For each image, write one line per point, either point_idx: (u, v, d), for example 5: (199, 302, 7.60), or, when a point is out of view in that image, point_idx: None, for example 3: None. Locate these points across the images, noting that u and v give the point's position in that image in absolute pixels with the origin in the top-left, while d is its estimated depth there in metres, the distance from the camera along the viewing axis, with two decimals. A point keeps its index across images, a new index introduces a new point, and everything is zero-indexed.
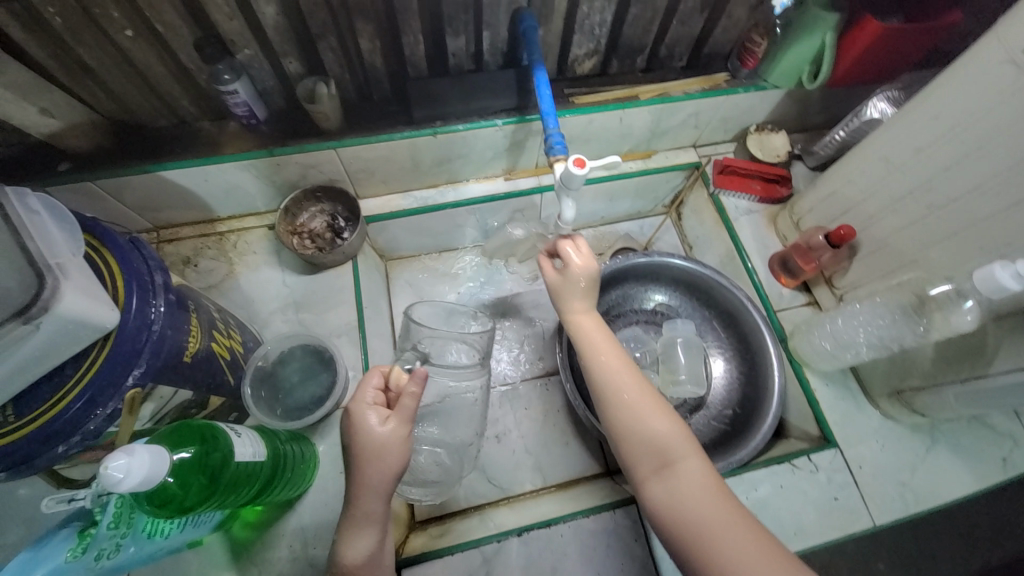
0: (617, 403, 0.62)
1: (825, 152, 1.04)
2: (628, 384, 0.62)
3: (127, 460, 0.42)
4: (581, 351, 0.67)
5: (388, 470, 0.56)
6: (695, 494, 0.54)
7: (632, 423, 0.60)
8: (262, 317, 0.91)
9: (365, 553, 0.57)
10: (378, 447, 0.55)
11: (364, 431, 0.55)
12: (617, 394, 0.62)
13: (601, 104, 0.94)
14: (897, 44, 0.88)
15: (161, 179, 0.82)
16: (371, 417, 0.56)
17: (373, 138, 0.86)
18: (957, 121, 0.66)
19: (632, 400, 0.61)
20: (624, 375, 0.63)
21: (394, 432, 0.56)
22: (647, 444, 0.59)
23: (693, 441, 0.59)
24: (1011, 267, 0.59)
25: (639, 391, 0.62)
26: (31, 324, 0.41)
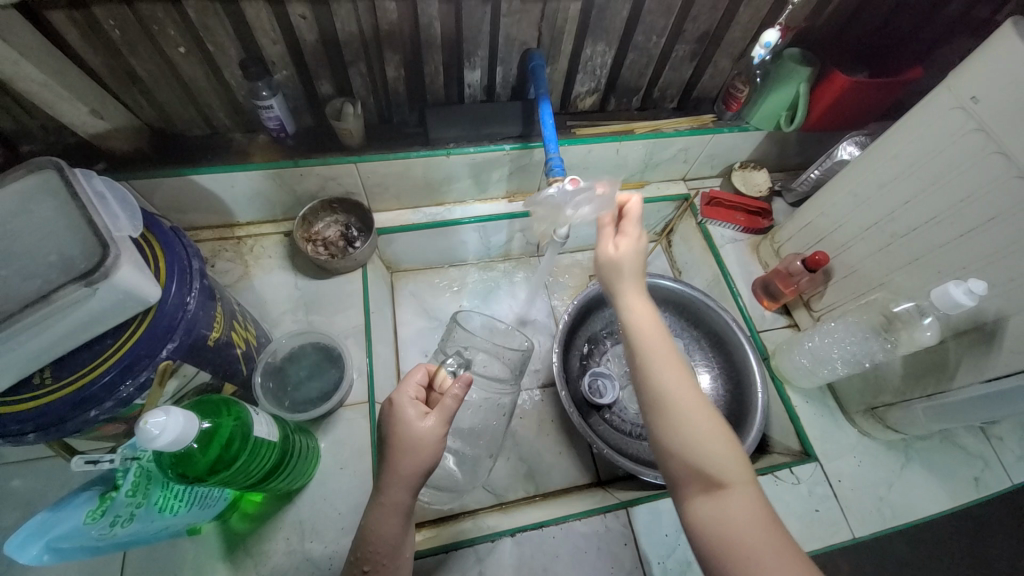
0: (670, 413, 0.59)
1: (802, 189, 1.14)
2: (684, 395, 0.59)
3: (165, 418, 0.46)
4: (635, 346, 0.64)
5: (422, 465, 0.57)
6: (748, 524, 0.51)
7: (684, 434, 0.57)
8: (272, 317, 0.95)
9: (388, 547, 0.58)
10: (416, 440, 0.57)
11: (404, 421, 0.58)
12: (672, 400, 0.59)
13: (600, 135, 1.03)
14: (862, 96, 1.00)
15: (192, 182, 0.88)
16: (411, 411, 0.59)
17: (392, 156, 0.94)
18: (914, 160, 0.76)
19: (687, 411, 0.58)
20: (678, 382, 0.60)
21: (431, 429, 0.58)
22: (698, 460, 0.56)
23: (748, 468, 0.56)
24: (963, 285, 0.66)
25: (696, 403, 0.59)
26: (91, 288, 0.46)
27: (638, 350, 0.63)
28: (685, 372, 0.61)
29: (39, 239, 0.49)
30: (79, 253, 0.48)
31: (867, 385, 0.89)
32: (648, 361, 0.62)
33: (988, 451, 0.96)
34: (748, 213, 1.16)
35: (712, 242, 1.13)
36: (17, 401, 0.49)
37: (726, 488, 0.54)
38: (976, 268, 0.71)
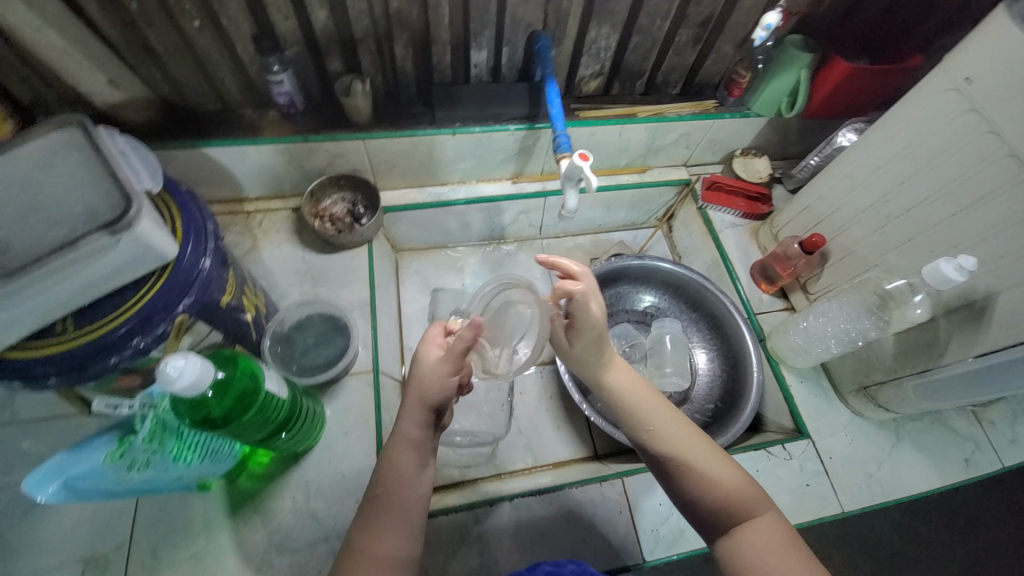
0: (680, 464, 0.63)
1: (802, 175, 1.15)
2: (686, 442, 0.64)
3: (184, 362, 0.48)
4: (627, 411, 0.68)
5: (432, 397, 0.59)
6: (773, 554, 0.55)
7: (698, 479, 0.61)
8: (280, 289, 0.98)
9: (402, 482, 0.58)
10: (432, 370, 0.59)
11: (424, 354, 0.61)
12: (677, 452, 0.63)
13: (603, 118, 1.05)
14: (863, 83, 1.01)
15: (204, 155, 0.90)
16: (431, 348, 0.61)
17: (399, 133, 0.96)
18: (910, 142, 0.77)
19: (693, 457, 0.62)
20: (677, 429, 0.65)
21: (433, 368, 0.59)
22: (716, 498, 0.60)
23: (763, 495, 0.61)
24: (954, 262, 0.68)
25: (697, 448, 0.63)
26: (115, 237, 0.48)
27: (635, 418, 0.67)
28: (681, 421, 0.66)
29: (66, 193, 0.52)
30: (105, 207, 0.50)
31: (869, 358, 0.89)
32: (647, 426, 0.66)
33: (979, 433, 0.98)
34: (747, 199, 1.18)
35: (712, 226, 1.15)
36: (41, 346, 0.52)
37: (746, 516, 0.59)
38: (967, 247, 0.73)
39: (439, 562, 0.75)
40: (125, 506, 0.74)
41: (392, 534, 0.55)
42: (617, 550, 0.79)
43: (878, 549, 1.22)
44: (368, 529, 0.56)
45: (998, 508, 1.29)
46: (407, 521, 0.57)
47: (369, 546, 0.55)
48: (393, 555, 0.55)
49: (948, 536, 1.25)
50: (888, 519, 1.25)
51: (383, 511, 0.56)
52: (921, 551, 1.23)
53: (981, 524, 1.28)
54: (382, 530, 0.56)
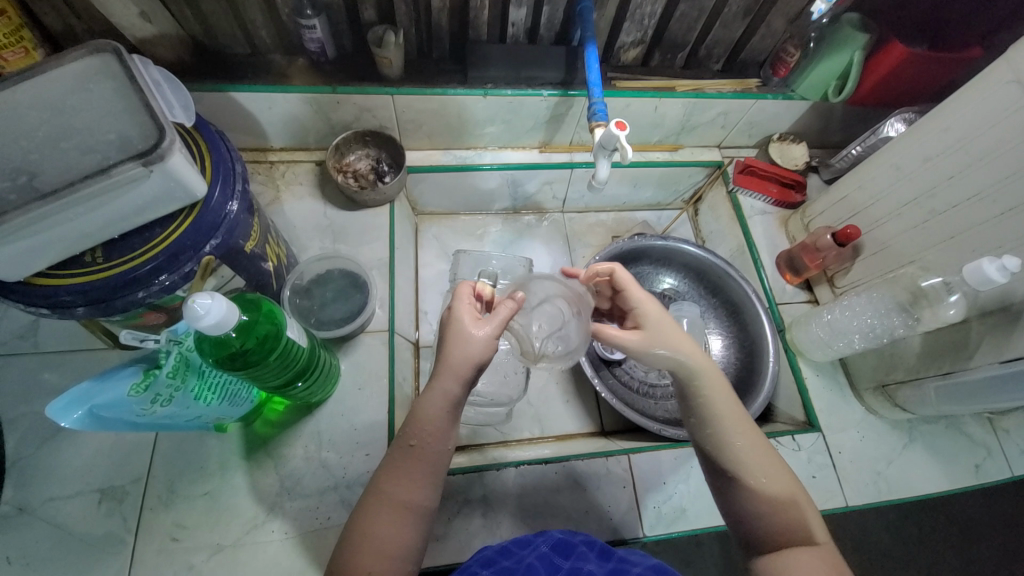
0: (734, 475, 0.60)
1: (840, 166, 1.11)
2: (746, 460, 0.60)
3: (210, 301, 0.48)
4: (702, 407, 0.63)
5: (476, 356, 0.60)
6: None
7: (749, 496, 0.59)
8: (300, 242, 0.97)
9: (427, 434, 0.58)
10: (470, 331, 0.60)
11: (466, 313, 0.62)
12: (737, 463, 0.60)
13: (640, 90, 1.01)
14: (918, 71, 0.96)
15: (231, 100, 0.89)
16: (467, 311, 0.62)
17: (428, 91, 0.93)
18: (965, 134, 0.73)
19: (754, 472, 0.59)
20: (744, 438, 0.61)
21: (481, 330, 0.61)
22: (763, 517, 0.58)
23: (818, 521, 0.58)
24: (997, 262, 0.66)
25: (757, 464, 0.59)
26: (148, 168, 0.48)
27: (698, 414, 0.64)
28: (751, 434, 0.61)
29: (99, 120, 0.51)
30: (138, 137, 0.50)
31: (892, 359, 0.87)
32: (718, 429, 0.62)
33: (993, 441, 0.96)
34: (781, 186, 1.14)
35: (742, 211, 1.12)
36: (70, 275, 0.52)
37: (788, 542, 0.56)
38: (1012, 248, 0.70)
39: (444, 519, 0.77)
40: (143, 441, 0.76)
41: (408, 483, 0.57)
42: (617, 524, 0.80)
43: (872, 546, 1.23)
44: (388, 472, 0.58)
45: (998, 517, 1.29)
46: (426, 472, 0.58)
47: (387, 487, 0.57)
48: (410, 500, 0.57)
49: (944, 540, 1.26)
50: (886, 519, 1.26)
51: (404, 458, 0.58)
52: (913, 550, 1.24)
53: (978, 530, 1.28)
54: (402, 478, 0.57)
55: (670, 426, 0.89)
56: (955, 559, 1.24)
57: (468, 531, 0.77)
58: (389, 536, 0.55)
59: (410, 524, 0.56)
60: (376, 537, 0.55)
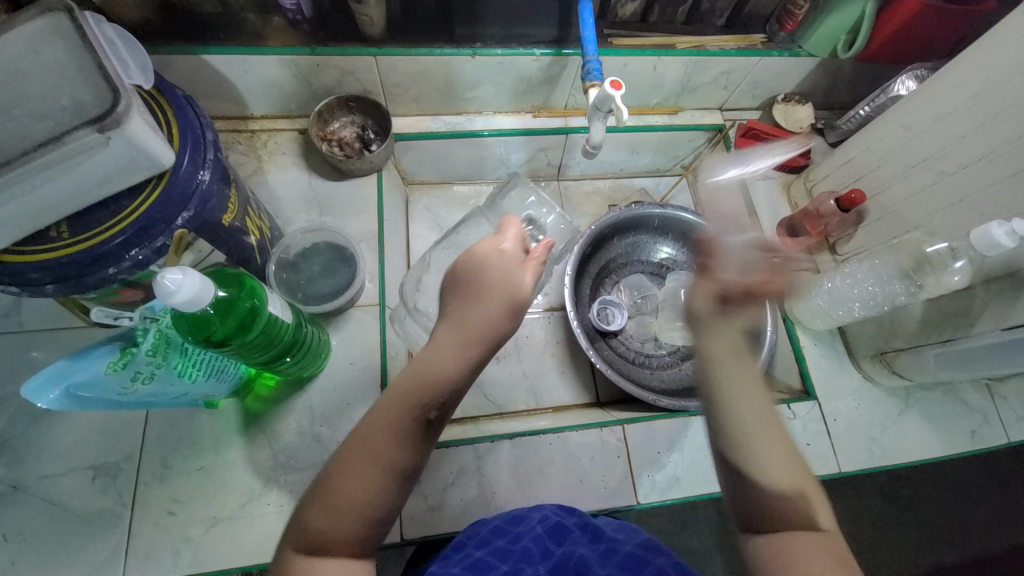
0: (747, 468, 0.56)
1: (847, 127, 1.05)
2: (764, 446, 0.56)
3: (180, 277, 0.46)
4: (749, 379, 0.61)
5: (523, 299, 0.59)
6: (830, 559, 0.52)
7: (767, 485, 0.55)
8: (286, 215, 0.94)
9: (424, 387, 0.53)
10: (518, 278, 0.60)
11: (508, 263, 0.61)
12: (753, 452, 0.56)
13: (638, 47, 0.95)
14: (933, 23, 0.90)
15: (204, 63, 0.83)
16: (509, 264, 0.60)
17: (413, 51, 0.88)
18: (982, 90, 0.69)
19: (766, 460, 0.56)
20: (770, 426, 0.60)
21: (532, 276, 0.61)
22: (774, 500, 0.55)
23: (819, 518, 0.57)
24: (1006, 225, 0.63)
25: (775, 450, 0.56)
26: (104, 135, 0.45)
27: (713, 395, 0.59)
28: (770, 423, 0.57)
29: (49, 83, 0.48)
30: (92, 101, 0.47)
31: (895, 329, 0.86)
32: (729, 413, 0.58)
33: (990, 407, 0.96)
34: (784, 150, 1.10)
35: (744, 177, 1.08)
36: (35, 251, 0.50)
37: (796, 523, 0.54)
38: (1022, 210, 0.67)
39: (439, 490, 0.78)
40: (134, 418, 0.76)
41: (394, 436, 0.52)
42: (610, 493, 0.81)
43: (863, 509, 1.26)
44: (373, 422, 0.53)
45: (989, 480, 1.31)
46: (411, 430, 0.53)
47: (370, 436, 0.52)
48: (392, 457, 0.52)
49: (933, 504, 1.28)
50: (876, 483, 1.28)
51: (393, 409, 0.53)
52: (902, 513, 1.27)
53: (968, 493, 1.30)
54: (388, 432, 0.52)
55: (665, 397, 0.89)
56: (944, 521, 1.27)
57: (463, 502, 0.78)
58: (365, 487, 0.51)
59: (388, 482, 0.52)
60: (350, 486, 0.51)
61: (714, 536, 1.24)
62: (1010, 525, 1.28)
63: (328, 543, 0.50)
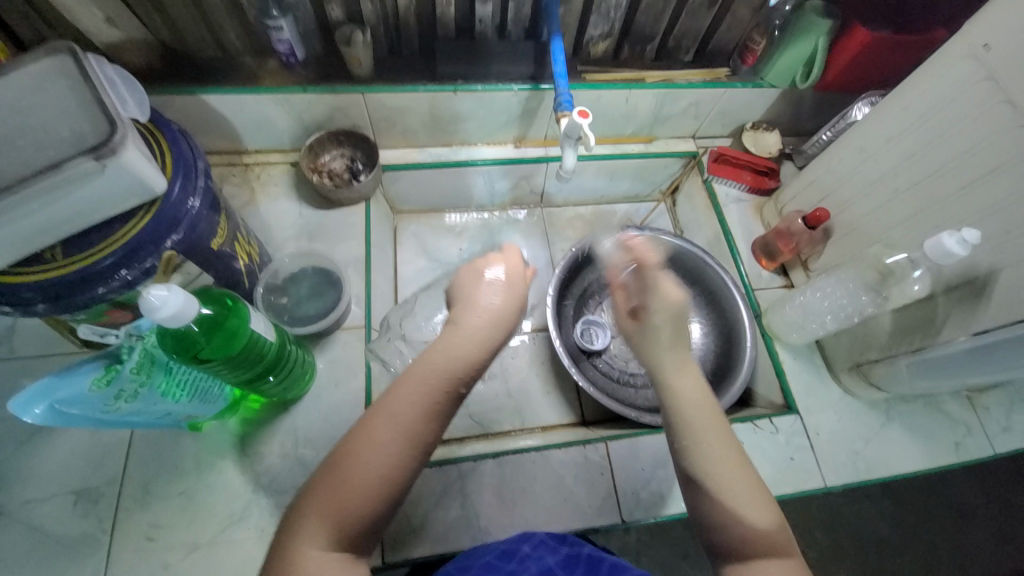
0: (700, 496, 0.56)
1: (812, 151, 1.12)
2: (726, 473, 0.56)
3: (166, 292, 0.49)
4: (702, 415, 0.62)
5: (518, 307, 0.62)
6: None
7: (723, 513, 0.55)
8: (276, 242, 0.98)
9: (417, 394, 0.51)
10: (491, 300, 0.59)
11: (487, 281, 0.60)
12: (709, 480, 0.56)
13: (610, 82, 1.02)
14: (882, 55, 0.97)
15: (202, 102, 0.89)
16: (490, 288, 0.60)
17: (399, 88, 0.94)
18: (925, 112, 0.74)
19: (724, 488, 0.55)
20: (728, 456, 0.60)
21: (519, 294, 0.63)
22: (732, 528, 0.54)
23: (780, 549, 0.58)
24: (957, 235, 0.67)
25: (734, 476, 0.56)
26: (100, 162, 0.49)
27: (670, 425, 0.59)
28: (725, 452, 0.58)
29: (53, 117, 0.52)
30: (91, 133, 0.51)
31: (871, 343, 0.87)
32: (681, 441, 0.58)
33: (973, 419, 0.96)
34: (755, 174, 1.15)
35: (717, 200, 1.13)
36: (30, 273, 0.52)
37: (757, 548, 0.54)
38: (972, 221, 0.71)
39: (422, 511, 0.77)
40: (118, 441, 0.77)
41: (382, 449, 0.49)
42: (595, 511, 0.81)
43: (862, 531, 1.24)
44: (361, 433, 0.49)
45: (987, 498, 1.29)
46: (400, 441, 0.49)
47: (358, 448, 0.49)
48: (380, 473, 0.48)
49: (933, 523, 1.26)
50: (874, 503, 1.26)
51: (384, 418, 0.50)
52: (902, 533, 1.25)
53: (967, 512, 1.28)
54: (377, 445, 0.49)
55: (647, 413, 0.90)
56: (946, 541, 1.25)
57: (446, 522, 0.77)
58: (350, 503, 0.47)
59: (372, 499, 0.48)
60: (334, 503, 0.47)
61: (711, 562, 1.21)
62: (1012, 544, 1.26)
63: (303, 563, 0.46)
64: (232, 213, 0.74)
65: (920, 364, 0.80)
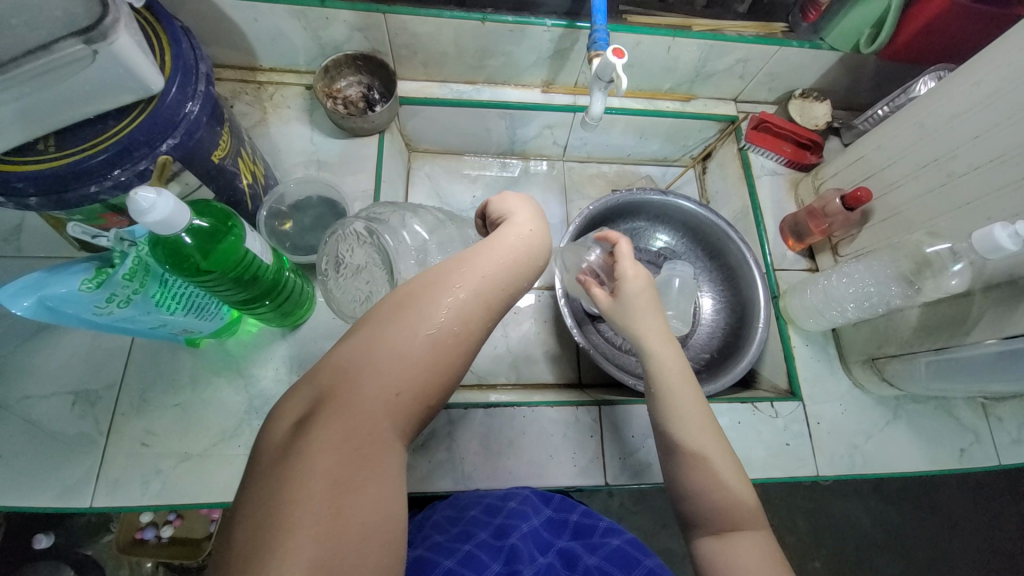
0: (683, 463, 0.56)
1: (864, 126, 1.02)
2: (709, 444, 0.56)
3: (155, 196, 0.46)
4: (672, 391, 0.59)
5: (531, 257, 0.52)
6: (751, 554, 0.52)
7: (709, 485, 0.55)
8: (285, 166, 0.95)
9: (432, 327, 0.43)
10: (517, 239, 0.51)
11: (522, 216, 0.53)
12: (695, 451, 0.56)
13: (653, 27, 0.93)
14: (959, 22, 0.87)
15: (214, 7, 0.84)
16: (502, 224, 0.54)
17: (423, 11, 0.87)
18: (1003, 87, 0.66)
19: (713, 460, 0.55)
20: (698, 422, 0.57)
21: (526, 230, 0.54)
22: (713, 505, 0.54)
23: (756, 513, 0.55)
24: (1010, 227, 0.61)
25: (719, 451, 0.56)
26: (91, 47, 0.46)
27: (659, 392, 0.59)
28: (706, 424, 0.57)
29: None
30: (82, 15, 0.47)
31: (892, 339, 0.83)
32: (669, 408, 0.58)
33: (983, 428, 0.93)
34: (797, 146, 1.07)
35: (753, 169, 1.05)
36: (25, 161, 0.50)
37: (737, 526, 0.53)
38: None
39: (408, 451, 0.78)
40: (118, 348, 0.78)
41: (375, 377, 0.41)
42: (580, 469, 0.81)
43: (844, 525, 1.24)
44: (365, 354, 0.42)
45: (980, 507, 1.28)
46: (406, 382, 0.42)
47: (359, 378, 0.41)
48: (385, 397, 0.41)
49: (920, 523, 1.26)
50: (864, 501, 1.26)
51: (393, 337, 0.42)
52: (886, 532, 1.24)
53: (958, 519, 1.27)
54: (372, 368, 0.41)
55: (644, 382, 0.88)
56: (933, 546, 1.24)
57: (431, 463, 0.78)
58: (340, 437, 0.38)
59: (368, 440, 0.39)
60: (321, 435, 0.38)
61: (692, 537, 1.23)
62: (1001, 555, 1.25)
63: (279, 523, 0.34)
64: (235, 123, 0.71)
65: (930, 368, 0.78)
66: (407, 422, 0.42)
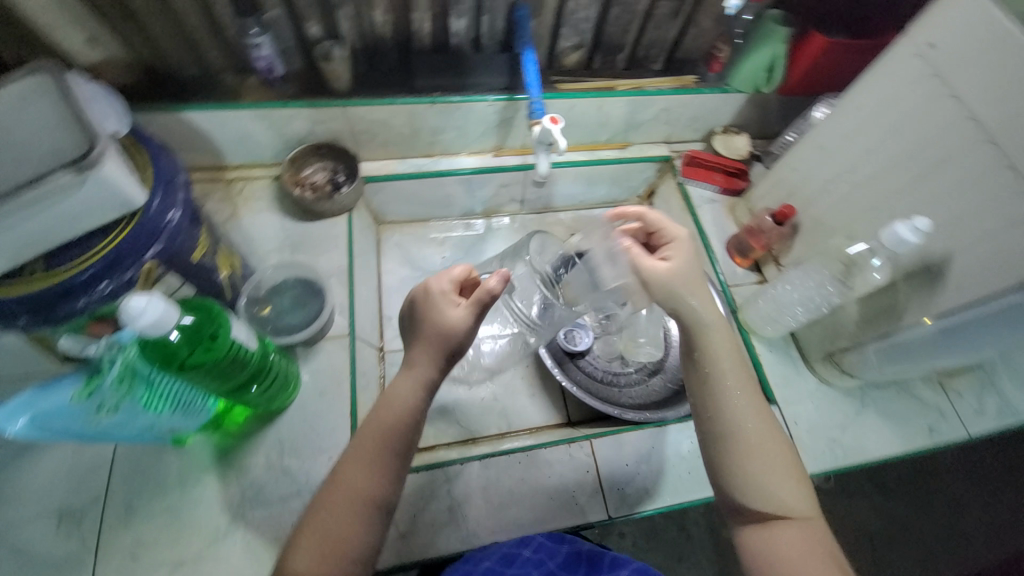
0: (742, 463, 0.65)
1: (779, 152, 1.16)
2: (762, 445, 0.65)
3: (147, 300, 0.50)
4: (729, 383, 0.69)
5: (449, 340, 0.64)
6: (794, 546, 0.61)
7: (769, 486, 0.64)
8: (259, 256, 0.99)
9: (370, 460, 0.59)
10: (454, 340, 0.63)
11: (440, 320, 0.64)
12: (750, 452, 0.65)
13: (583, 91, 1.06)
14: (835, 59, 1.03)
15: (183, 119, 0.90)
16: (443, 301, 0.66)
17: (376, 100, 0.97)
18: (879, 109, 0.78)
19: (772, 463, 0.65)
20: (754, 420, 0.67)
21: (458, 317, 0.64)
22: (760, 500, 0.64)
23: (807, 505, 0.64)
24: (910, 224, 0.70)
25: (775, 443, 0.66)
26: (80, 175, 0.50)
27: (715, 391, 0.69)
28: (765, 420, 0.67)
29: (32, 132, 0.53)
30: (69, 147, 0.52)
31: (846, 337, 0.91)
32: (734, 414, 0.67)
33: (944, 403, 1.00)
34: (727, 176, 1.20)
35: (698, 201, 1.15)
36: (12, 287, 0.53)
37: (777, 519, 0.63)
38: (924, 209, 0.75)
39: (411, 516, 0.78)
40: (102, 457, 0.76)
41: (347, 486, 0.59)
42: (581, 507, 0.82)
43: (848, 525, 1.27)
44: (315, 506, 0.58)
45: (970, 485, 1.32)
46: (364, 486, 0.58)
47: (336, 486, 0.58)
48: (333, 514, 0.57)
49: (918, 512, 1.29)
50: (863, 499, 1.29)
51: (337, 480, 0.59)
52: (888, 525, 1.28)
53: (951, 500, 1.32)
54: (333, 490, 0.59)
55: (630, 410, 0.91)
56: (936, 532, 1.27)
57: (435, 526, 0.78)
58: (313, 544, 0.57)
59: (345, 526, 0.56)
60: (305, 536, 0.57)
61: (708, 565, 1.23)
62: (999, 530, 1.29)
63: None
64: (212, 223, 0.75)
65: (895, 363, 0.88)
66: (363, 508, 0.58)
